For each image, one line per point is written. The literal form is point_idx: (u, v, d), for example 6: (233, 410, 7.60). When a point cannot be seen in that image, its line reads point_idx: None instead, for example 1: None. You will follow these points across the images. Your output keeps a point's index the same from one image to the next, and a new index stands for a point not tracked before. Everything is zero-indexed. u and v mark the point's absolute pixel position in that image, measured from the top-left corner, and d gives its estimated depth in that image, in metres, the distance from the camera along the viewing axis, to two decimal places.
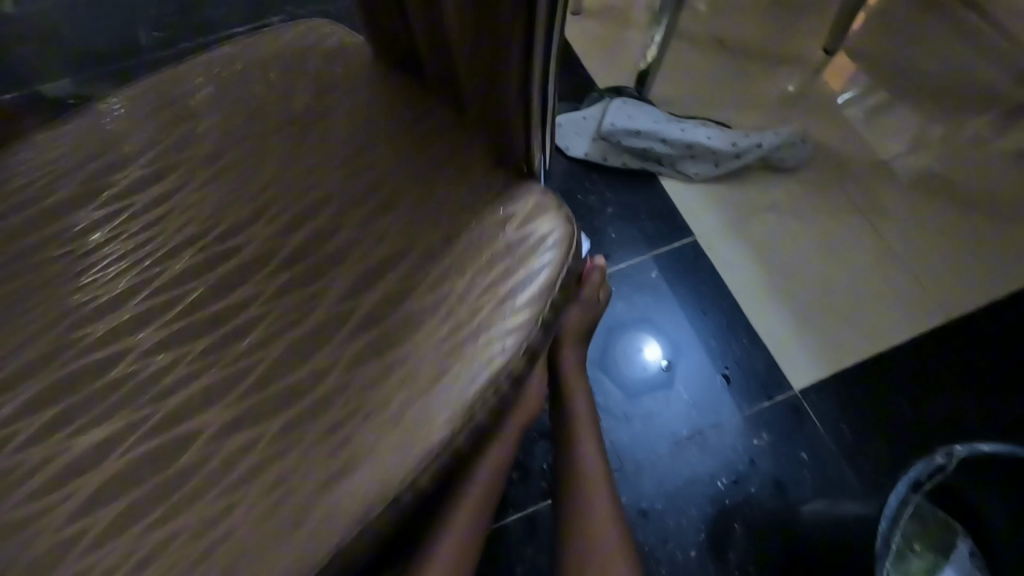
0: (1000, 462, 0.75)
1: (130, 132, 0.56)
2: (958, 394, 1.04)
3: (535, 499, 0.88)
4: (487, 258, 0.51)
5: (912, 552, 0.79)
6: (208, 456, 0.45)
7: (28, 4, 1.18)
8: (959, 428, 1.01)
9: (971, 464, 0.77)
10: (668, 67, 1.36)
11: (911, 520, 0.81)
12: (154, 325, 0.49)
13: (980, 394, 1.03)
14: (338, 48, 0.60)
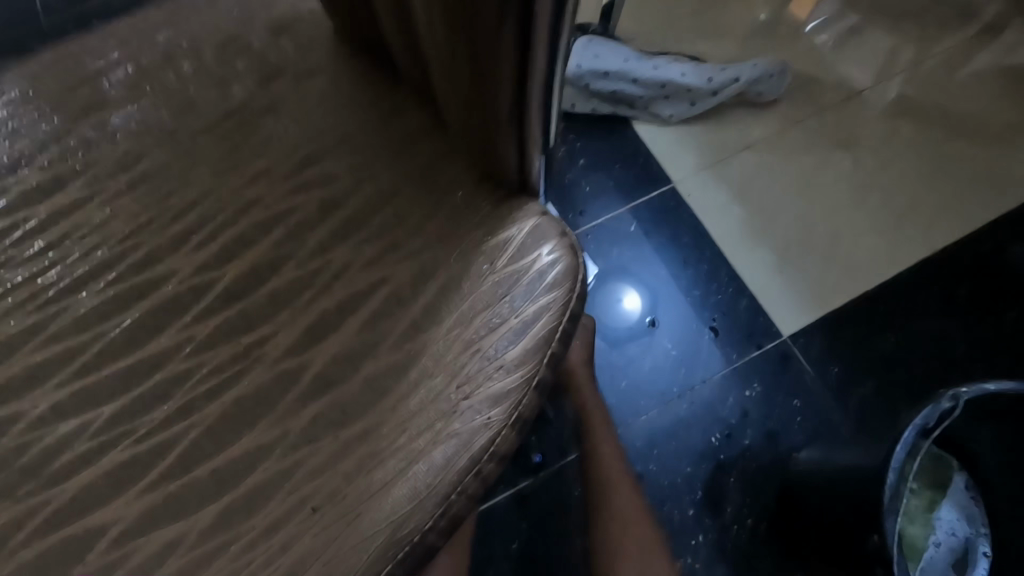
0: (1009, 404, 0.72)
1: (16, 133, 0.47)
2: (942, 324, 1.03)
3: (525, 475, 0.81)
4: (472, 296, 0.42)
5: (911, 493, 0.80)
6: (131, 533, 0.36)
7: None
8: (944, 359, 1.01)
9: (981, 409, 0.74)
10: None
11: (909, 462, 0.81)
12: (53, 367, 0.40)
13: (963, 323, 1.03)
14: (264, 14, 0.50)
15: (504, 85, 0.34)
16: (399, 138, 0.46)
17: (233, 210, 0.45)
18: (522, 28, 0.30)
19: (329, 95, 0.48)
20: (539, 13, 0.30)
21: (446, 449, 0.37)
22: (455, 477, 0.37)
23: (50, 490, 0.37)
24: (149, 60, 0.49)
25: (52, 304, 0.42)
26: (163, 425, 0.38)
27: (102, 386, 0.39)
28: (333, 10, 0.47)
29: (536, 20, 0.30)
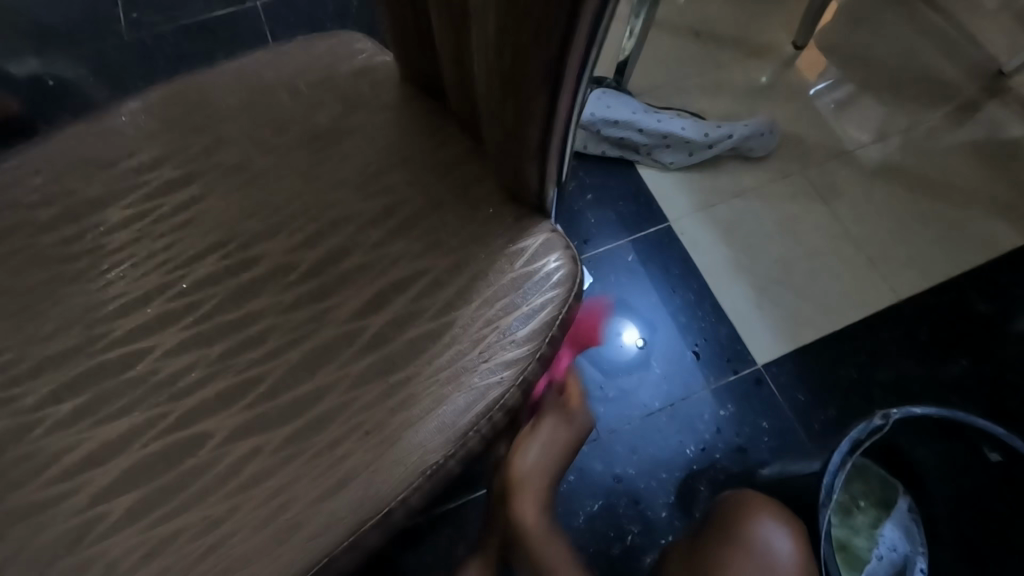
0: (939, 428, 0.81)
1: (154, 139, 0.61)
2: (902, 363, 1.15)
3: None
4: (493, 286, 0.55)
5: (857, 508, 0.89)
6: (227, 438, 0.48)
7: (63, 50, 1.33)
8: (900, 392, 1.13)
9: (915, 430, 0.83)
10: (645, 56, 1.40)
11: (856, 480, 0.90)
12: (176, 316, 0.53)
13: (921, 364, 1.15)
14: (352, 64, 0.65)
15: (534, 134, 0.48)
16: (446, 164, 0.60)
17: (315, 208, 0.58)
18: (549, 100, 0.44)
19: (395, 127, 0.62)
20: (561, 90, 0.43)
21: (470, 397, 0.50)
22: (476, 419, 0.50)
23: (171, 403, 0.49)
24: (256, 88, 0.64)
25: (176, 268, 0.55)
26: (256, 363, 0.51)
27: (213, 330, 0.52)
28: (403, 65, 0.61)
29: (558, 95, 0.44)
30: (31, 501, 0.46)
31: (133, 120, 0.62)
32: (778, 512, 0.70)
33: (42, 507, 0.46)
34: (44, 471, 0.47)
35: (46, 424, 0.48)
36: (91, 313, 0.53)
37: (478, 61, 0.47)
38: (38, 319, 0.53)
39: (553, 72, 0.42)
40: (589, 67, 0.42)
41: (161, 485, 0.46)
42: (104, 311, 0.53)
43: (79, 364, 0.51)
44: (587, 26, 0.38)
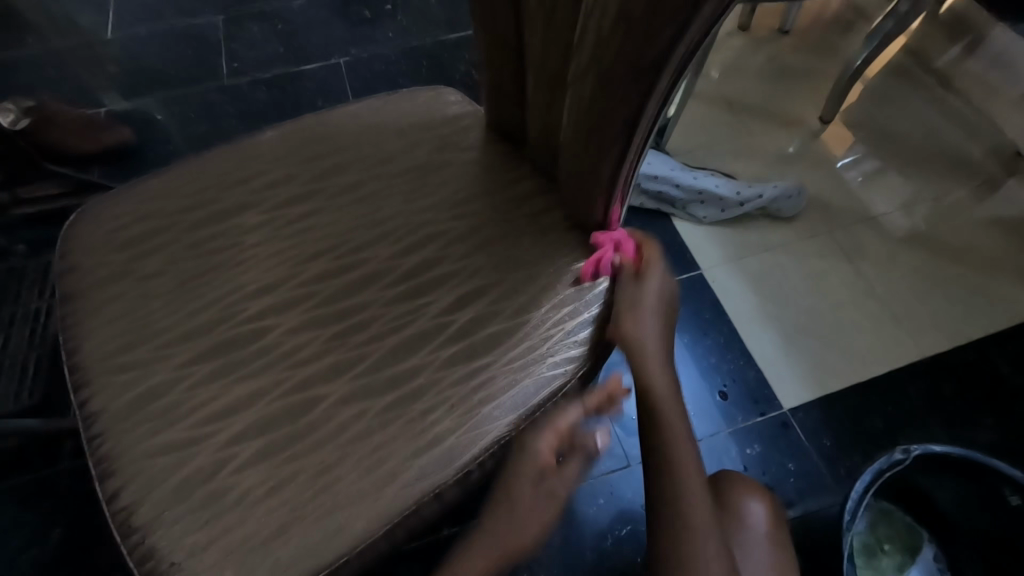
0: (963, 474, 0.85)
1: (284, 160, 0.74)
2: (927, 419, 1.19)
3: None
4: (560, 294, 0.65)
5: (882, 551, 0.92)
6: (335, 403, 0.58)
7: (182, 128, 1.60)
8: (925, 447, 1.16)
9: (939, 475, 0.87)
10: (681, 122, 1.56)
11: (881, 523, 0.94)
12: (296, 302, 0.64)
13: (946, 421, 1.18)
14: (447, 114, 0.80)
15: (604, 175, 0.59)
16: (522, 196, 0.72)
17: (412, 225, 0.70)
18: (620, 150, 0.56)
19: (481, 164, 0.75)
20: (631, 143, 0.55)
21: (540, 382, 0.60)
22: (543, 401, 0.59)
23: (289, 371, 0.59)
24: (367, 125, 0.78)
25: (296, 265, 0.66)
26: (360, 343, 0.61)
27: (326, 316, 0.63)
28: (493, 115, 0.75)
29: (630, 147, 0.55)
30: (176, 441, 0.56)
31: (268, 146, 0.75)
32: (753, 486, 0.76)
33: (186, 446, 0.56)
34: (186, 417, 0.57)
35: (189, 381, 0.59)
36: (228, 294, 0.64)
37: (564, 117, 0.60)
38: (185, 297, 0.64)
39: (626, 130, 0.53)
40: (658, 123, 0.53)
41: (281, 436, 0.56)
42: (239, 295, 0.64)
43: (217, 335, 0.62)
44: (660, 91, 0.49)
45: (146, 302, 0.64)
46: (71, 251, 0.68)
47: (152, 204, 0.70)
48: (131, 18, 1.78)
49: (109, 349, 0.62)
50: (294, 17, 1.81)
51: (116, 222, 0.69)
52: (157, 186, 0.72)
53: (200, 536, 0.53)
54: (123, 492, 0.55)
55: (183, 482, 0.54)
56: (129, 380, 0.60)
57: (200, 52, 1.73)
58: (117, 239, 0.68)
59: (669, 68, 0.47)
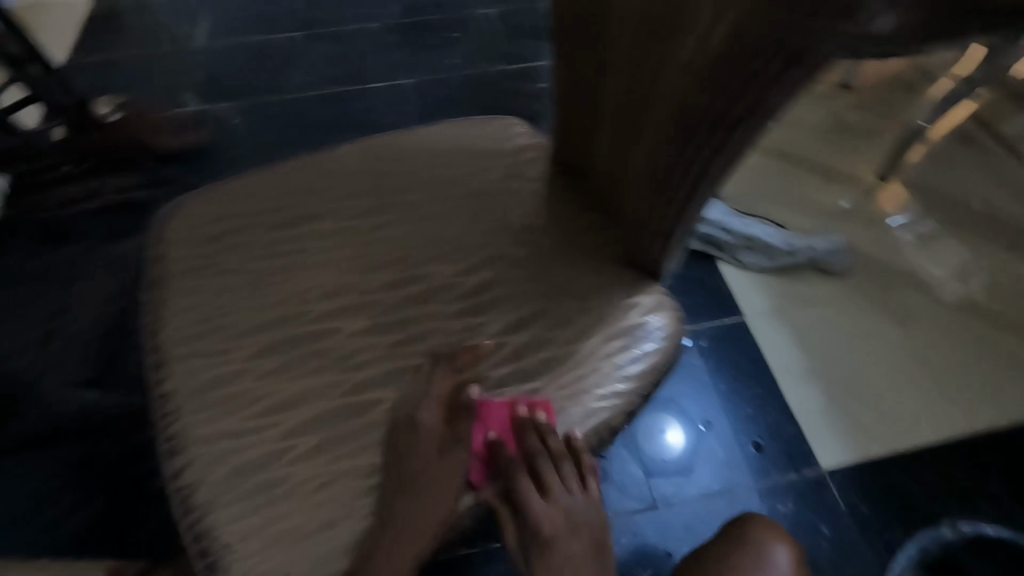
0: None
1: (358, 172, 0.79)
2: (973, 497, 1.14)
3: None
4: (612, 328, 0.67)
5: None
6: (389, 410, 0.61)
7: (253, 134, 1.69)
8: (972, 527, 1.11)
9: None
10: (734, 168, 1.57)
11: None
12: (359, 310, 0.67)
13: (995, 502, 1.13)
14: (514, 143, 0.84)
15: (667, 220, 0.61)
16: (581, 228, 0.74)
17: (472, 246, 0.73)
18: (685, 201, 0.58)
19: (543, 193, 0.78)
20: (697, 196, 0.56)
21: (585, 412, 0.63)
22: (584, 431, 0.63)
23: (346, 374, 0.63)
24: (438, 147, 0.82)
25: (360, 274, 0.70)
26: (416, 355, 0.64)
27: (385, 324, 0.66)
28: (558, 148, 0.78)
29: (694, 200, 0.57)
30: (239, 428, 0.60)
31: (344, 159, 0.80)
32: (780, 533, 0.78)
33: (247, 435, 0.60)
34: (250, 406, 0.61)
35: (256, 372, 0.63)
36: (296, 296, 0.68)
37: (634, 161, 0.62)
38: (258, 293, 0.69)
39: (693, 184, 0.55)
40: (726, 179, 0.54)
41: (334, 435, 0.59)
42: (306, 297, 0.68)
43: (284, 332, 0.66)
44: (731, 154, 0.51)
45: (222, 295, 0.69)
46: (159, 240, 0.74)
47: (235, 204, 0.76)
48: (222, 30, 1.92)
49: (185, 335, 0.66)
50: (369, 40, 1.92)
51: (202, 217, 0.75)
52: (242, 188, 0.77)
53: (253, 521, 0.56)
54: (184, 471, 0.59)
55: (243, 468, 0.58)
56: (200, 366, 0.64)
57: (279, 65, 1.85)
58: (202, 234, 0.74)
59: (742, 135, 0.48)
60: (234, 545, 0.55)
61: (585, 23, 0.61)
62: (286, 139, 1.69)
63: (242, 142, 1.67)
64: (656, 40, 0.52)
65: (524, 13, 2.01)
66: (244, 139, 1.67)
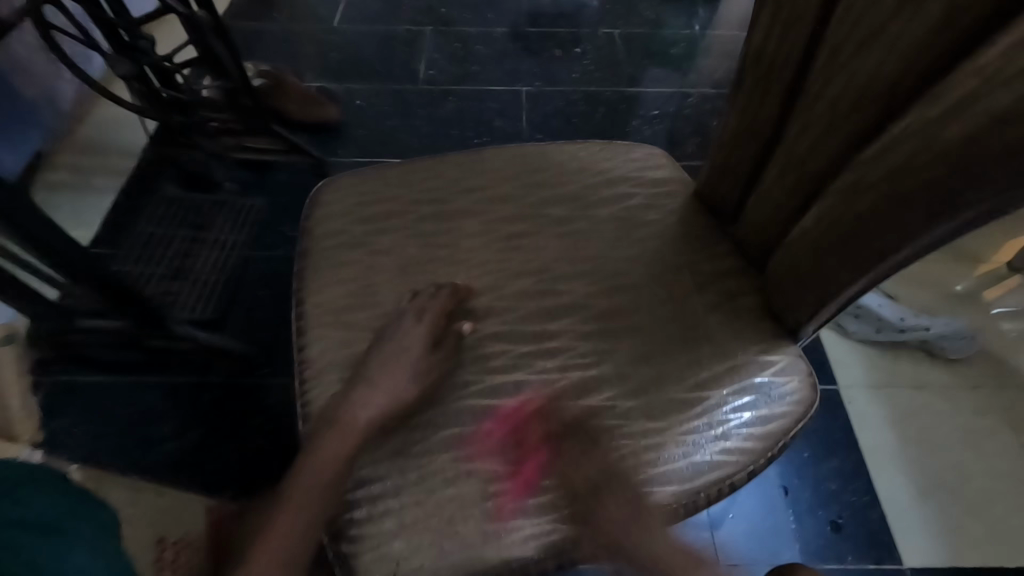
0: None
1: (506, 180, 0.81)
2: None
3: None
4: (741, 380, 0.65)
5: None
6: (517, 419, 0.62)
7: (374, 117, 1.77)
8: None
9: None
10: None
11: None
12: (497, 315, 0.69)
13: None
14: (658, 174, 0.84)
15: (825, 290, 0.60)
16: (721, 270, 0.73)
17: (610, 271, 0.73)
18: (852, 276, 0.57)
19: (687, 231, 0.77)
20: (869, 274, 0.55)
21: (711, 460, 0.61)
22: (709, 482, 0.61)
23: (479, 376, 0.64)
24: (582, 167, 0.83)
25: (500, 280, 0.72)
26: (546, 370, 0.65)
27: (520, 333, 0.68)
28: (707, 188, 0.78)
29: (864, 277, 0.56)
30: None
31: (493, 165, 0.83)
32: None
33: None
34: None
35: None
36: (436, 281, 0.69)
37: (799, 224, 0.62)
38: (403, 280, 0.72)
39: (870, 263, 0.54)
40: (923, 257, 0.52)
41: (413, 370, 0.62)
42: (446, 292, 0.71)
43: (410, 307, 0.65)
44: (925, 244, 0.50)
45: (368, 275, 0.72)
46: (313, 214, 0.79)
47: (387, 191, 0.79)
48: (359, 15, 2.03)
49: (329, 309, 0.70)
50: (494, 43, 1.97)
51: (355, 199, 0.79)
52: (397, 176, 0.81)
53: (330, 472, 0.56)
54: None
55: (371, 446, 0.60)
56: (341, 341, 0.68)
57: (404, 56, 1.92)
58: (352, 214, 0.77)
59: (947, 228, 0.47)
60: (294, 474, 0.56)
61: (774, 69, 0.60)
62: (403, 126, 1.76)
63: (363, 123, 1.75)
64: (863, 120, 0.52)
65: (648, 38, 2.00)
66: (365, 120, 1.75)
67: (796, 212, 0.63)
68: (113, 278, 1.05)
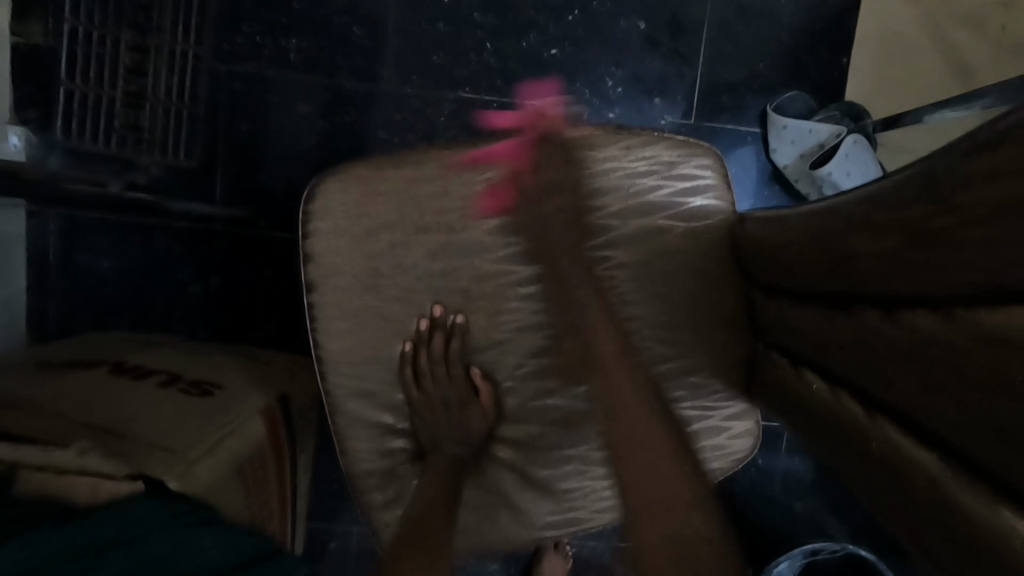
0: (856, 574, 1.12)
1: (525, 204, 0.73)
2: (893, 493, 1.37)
3: None
4: (700, 442, 0.79)
5: None
6: (507, 455, 0.79)
7: None
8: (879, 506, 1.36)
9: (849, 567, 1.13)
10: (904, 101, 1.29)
11: None
12: (502, 366, 0.76)
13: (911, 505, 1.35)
14: (700, 207, 0.75)
15: (817, 450, 0.66)
16: (722, 341, 0.77)
17: (613, 326, 0.76)
18: (851, 480, 0.61)
19: (701, 289, 0.76)
20: (858, 489, 0.61)
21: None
22: None
23: (488, 422, 0.77)
24: (610, 189, 0.74)
25: (506, 332, 0.75)
26: (538, 417, 0.78)
27: (520, 385, 0.77)
28: (740, 254, 0.74)
29: (855, 486, 0.61)
30: (395, 437, 0.76)
31: (515, 181, 0.73)
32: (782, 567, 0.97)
33: (407, 446, 0.77)
34: (407, 424, 0.76)
35: (401, 399, 0.75)
36: (446, 347, 0.73)
37: (822, 400, 0.62)
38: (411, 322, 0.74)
39: (869, 495, 0.58)
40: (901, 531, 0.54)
41: (404, 393, 0.75)
42: (449, 341, 0.74)
43: (442, 388, 0.74)
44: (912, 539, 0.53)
45: (376, 316, 0.73)
46: (315, 235, 0.71)
47: (395, 217, 0.72)
48: None
49: (340, 347, 0.73)
50: None
51: (354, 215, 0.71)
52: (404, 189, 0.72)
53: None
54: (354, 467, 0.76)
55: (397, 472, 0.77)
56: (358, 380, 0.74)
57: None
58: (360, 243, 0.72)
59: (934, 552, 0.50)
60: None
61: (873, 267, 0.53)
62: None
63: None
64: (919, 406, 0.50)
65: None
66: None
67: (819, 382, 0.63)
68: (46, 183, 0.97)
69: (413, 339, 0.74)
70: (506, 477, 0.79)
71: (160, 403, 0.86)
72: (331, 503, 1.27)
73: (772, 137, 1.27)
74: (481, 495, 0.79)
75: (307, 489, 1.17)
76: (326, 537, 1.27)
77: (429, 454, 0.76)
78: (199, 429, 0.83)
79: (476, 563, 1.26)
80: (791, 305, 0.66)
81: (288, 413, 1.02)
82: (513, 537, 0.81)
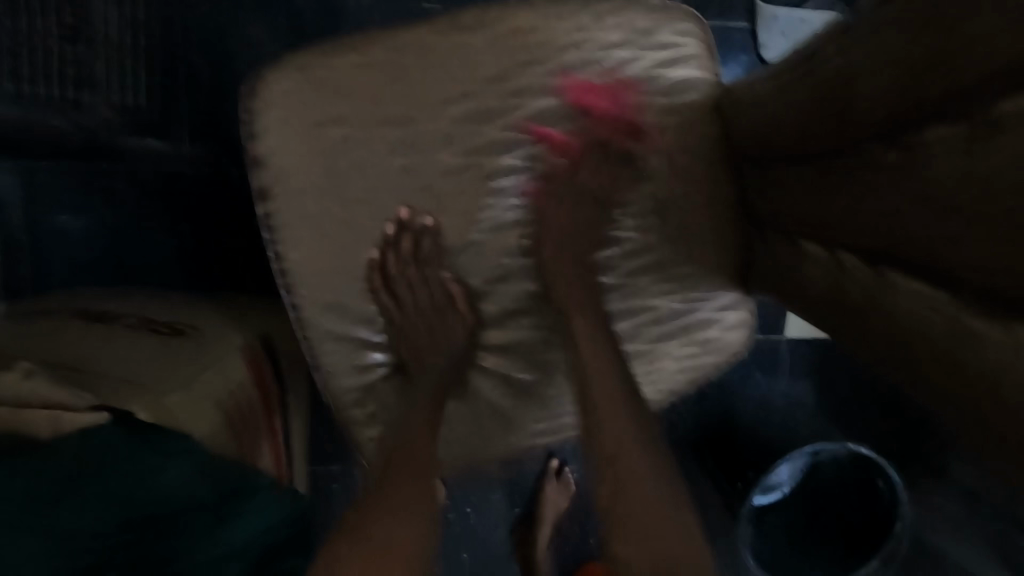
0: (862, 474, 1.09)
1: (489, 87, 0.66)
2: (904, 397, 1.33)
3: None
4: (692, 334, 0.76)
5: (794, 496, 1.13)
6: (493, 363, 0.75)
7: None
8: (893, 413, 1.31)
9: (855, 467, 1.09)
10: None
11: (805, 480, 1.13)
12: (479, 269, 0.71)
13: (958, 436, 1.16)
14: (681, 80, 0.69)
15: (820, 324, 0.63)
16: (714, 228, 0.72)
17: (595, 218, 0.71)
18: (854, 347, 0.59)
19: (688, 171, 0.70)
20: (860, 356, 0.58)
21: (653, 390, 0.78)
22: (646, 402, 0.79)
23: (469, 329, 0.73)
24: (583, 65, 0.67)
25: (480, 231, 0.70)
26: (522, 321, 0.73)
27: (501, 289, 0.72)
28: (730, 129, 0.69)
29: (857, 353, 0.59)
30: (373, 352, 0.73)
31: (475, 61, 0.66)
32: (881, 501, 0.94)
33: (386, 359, 0.73)
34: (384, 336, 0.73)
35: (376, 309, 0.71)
36: (416, 248, 0.69)
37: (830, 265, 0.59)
38: (376, 227, 0.69)
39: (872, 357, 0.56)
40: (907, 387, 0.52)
41: (380, 302, 0.71)
42: (419, 245, 0.69)
43: (419, 295, 0.71)
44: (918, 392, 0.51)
45: (337, 222, 0.68)
46: (261, 136, 0.65)
47: (347, 112, 0.65)
48: None
49: (302, 259, 0.68)
50: None
51: (301, 111, 0.65)
52: (352, 79, 0.65)
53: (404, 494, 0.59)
54: (332, 383, 0.73)
55: (378, 387, 0.74)
56: (326, 294, 0.70)
57: None
58: (312, 143, 0.66)
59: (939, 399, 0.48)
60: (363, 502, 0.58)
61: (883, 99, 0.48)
62: None
63: None
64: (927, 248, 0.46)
65: None
66: None
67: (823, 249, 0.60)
68: None
69: (380, 244, 0.69)
70: (494, 386, 0.76)
71: (130, 345, 0.81)
72: (331, 443, 1.24)
73: (762, 31, 1.18)
74: (469, 406, 0.76)
75: (303, 429, 1.14)
76: (328, 479, 1.25)
77: (410, 367, 0.72)
78: (171, 364, 0.78)
79: (481, 493, 1.24)
80: (791, 170, 0.61)
81: (273, 351, 0.98)
82: (506, 445, 0.78)
